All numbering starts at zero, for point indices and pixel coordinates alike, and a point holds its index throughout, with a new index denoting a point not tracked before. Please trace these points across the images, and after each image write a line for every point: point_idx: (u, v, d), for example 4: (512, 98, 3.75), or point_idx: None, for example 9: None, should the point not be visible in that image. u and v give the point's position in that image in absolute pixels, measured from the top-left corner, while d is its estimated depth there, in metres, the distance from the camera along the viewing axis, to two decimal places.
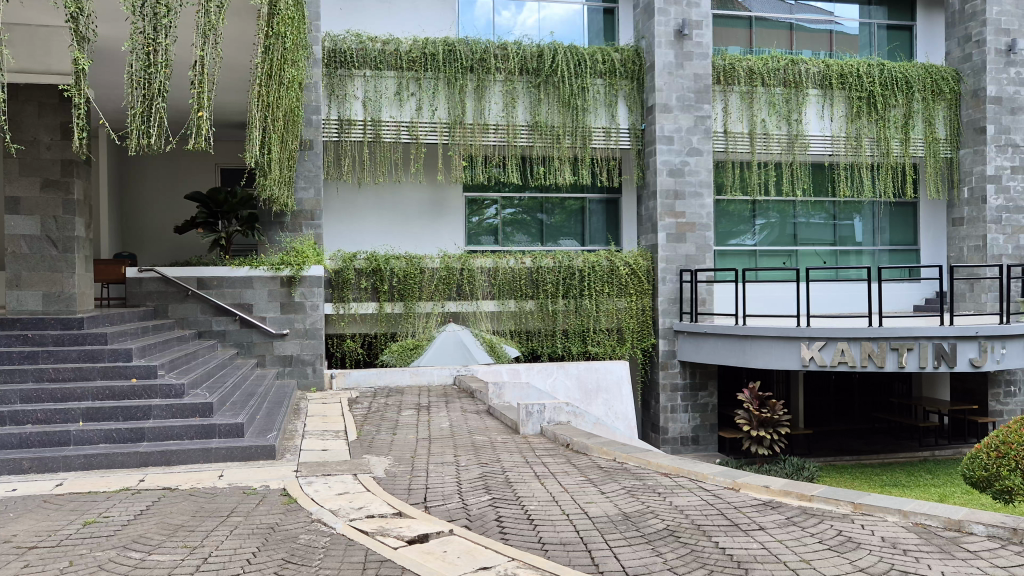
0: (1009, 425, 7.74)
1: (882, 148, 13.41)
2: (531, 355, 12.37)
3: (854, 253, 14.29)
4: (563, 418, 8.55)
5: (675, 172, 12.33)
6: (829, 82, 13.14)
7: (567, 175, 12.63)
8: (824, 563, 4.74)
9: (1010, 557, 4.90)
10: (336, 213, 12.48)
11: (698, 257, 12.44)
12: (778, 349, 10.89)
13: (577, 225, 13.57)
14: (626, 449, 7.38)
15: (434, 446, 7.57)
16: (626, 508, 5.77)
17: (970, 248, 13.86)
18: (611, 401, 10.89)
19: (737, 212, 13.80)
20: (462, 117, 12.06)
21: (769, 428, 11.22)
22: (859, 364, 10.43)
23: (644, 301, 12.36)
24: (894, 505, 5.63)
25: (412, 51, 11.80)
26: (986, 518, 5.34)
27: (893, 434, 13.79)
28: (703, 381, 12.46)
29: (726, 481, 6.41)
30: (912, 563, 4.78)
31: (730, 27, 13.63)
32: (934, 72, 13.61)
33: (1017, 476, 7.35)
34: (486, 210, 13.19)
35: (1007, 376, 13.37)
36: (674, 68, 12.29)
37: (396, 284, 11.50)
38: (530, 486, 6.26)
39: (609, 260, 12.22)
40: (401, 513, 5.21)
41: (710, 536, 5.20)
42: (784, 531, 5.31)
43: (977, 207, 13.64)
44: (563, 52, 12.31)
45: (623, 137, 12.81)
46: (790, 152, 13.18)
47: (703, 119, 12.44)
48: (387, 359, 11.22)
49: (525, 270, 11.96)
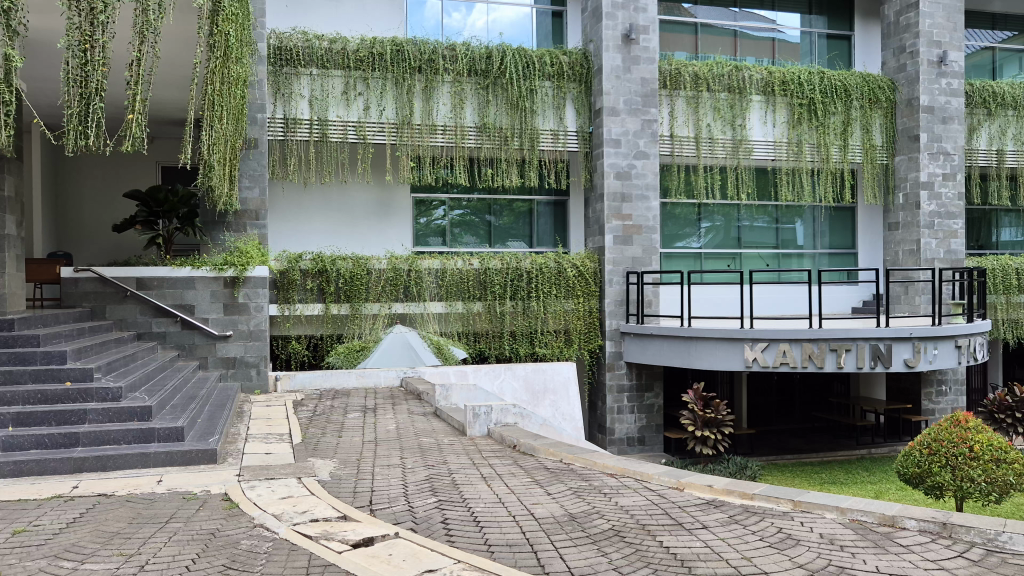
0: (939, 425, 8.21)
1: (822, 154, 13.77)
2: (479, 356, 12.34)
3: (796, 256, 14.63)
4: (509, 419, 8.59)
5: (622, 175, 12.45)
6: (771, 88, 13.40)
7: (513, 177, 12.69)
8: (765, 560, 4.84)
9: (939, 551, 5.09)
10: (281, 213, 12.30)
11: (644, 258, 12.59)
12: (722, 351, 11.05)
13: (525, 226, 13.61)
14: (572, 450, 7.45)
15: (381, 448, 7.51)
16: (572, 508, 5.81)
17: (904, 252, 14.28)
18: (558, 402, 10.93)
19: (682, 216, 13.99)
20: (410, 117, 11.97)
21: (713, 428, 11.36)
22: (800, 364, 10.68)
23: (590, 303, 12.46)
24: (832, 503, 5.79)
25: (360, 51, 11.71)
26: (917, 514, 5.55)
27: (832, 433, 14.11)
28: (649, 381, 12.60)
29: (670, 481, 6.49)
30: (848, 558, 4.91)
31: (676, 33, 13.85)
32: (870, 80, 13.99)
33: (947, 472, 7.77)
34: (434, 211, 13.12)
35: (939, 376, 13.87)
36: (621, 72, 12.42)
37: (342, 285, 11.39)
38: (476, 488, 6.26)
39: (557, 262, 12.30)
40: (345, 517, 5.15)
41: (654, 535, 5.26)
42: (727, 529, 5.41)
43: (911, 212, 14.07)
44: (512, 54, 12.33)
45: (571, 139, 12.88)
46: (734, 157, 13.43)
47: (650, 122, 12.58)
48: (333, 360, 11.10)
49: (472, 272, 11.92)
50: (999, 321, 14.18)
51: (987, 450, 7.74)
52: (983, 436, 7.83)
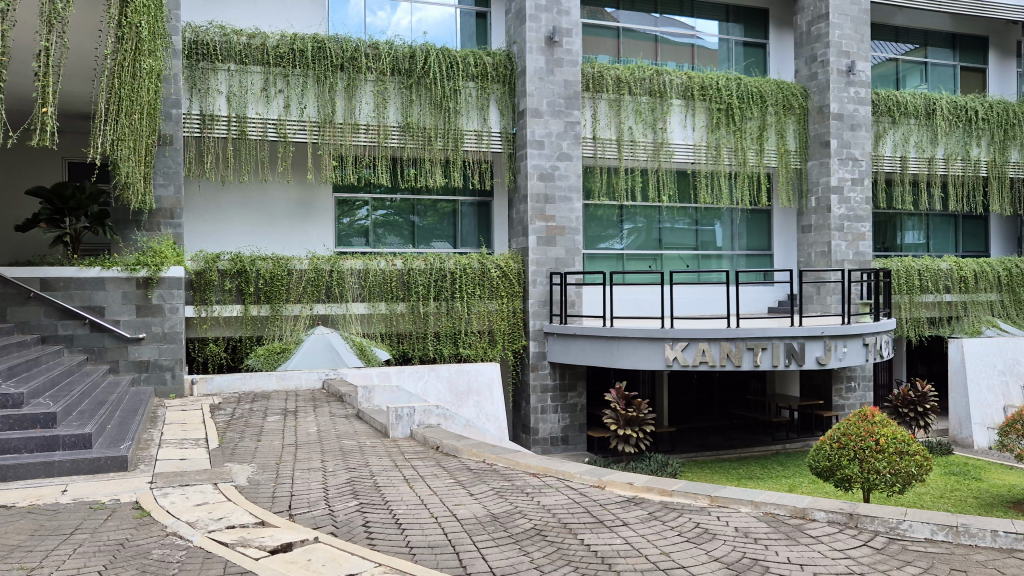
0: (848, 419, 8.51)
1: (739, 157, 14.15)
2: (402, 357, 12.23)
3: (715, 257, 15.00)
4: (432, 420, 8.56)
5: (545, 176, 12.53)
6: (691, 93, 13.72)
7: (437, 177, 12.63)
8: (682, 554, 4.95)
9: (846, 540, 5.32)
10: (198, 212, 11.96)
11: (567, 259, 12.72)
12: (644, 350, 11.22)
13: (449, 227, 13.57)
14: (494, 450, 7.47)
15: (300, 452, 7.37)
16: (495, 508, 5.82)
17: (816, 253, 14.79)
18: (482, 402, 10.93)
19: (605, 217, 14.13)
20: (332, 116, 11.80)
21: (635, 426, 11.51)
22: (718, 363, 10.94)
23: (514, 304, 12.50)
24: (746, 497, 5.97)
25: (280, 46, 11.49)
26: (826, 506, 5.77)
27: (749, 429, 14.50)
28: (572, 381, 12.72)
29: (591, 479, 6.56)
30: (761, 550, 5.07)
31: (599, 36, 14.02)
32: (784, 87, 14.45)
33: (856, 465, 8.10)
34: (357, 211, 12.95)
35: (849, 373, 14.42)
36: (545, 74, 12.51)
37: (262, 286, 11.15)
38: (398, 490, 6.21)
39: (480, 262, 12.29)
40: (263, 522, 5.03)
41: (575, 533, 5.31)
42: (646, 526, 5.50)
43: (823, 215, 14.56)
44: (435, 54, 12.28)
45: (494, 140, 12.89)
46: (655, 160, 13.68)
47: (572, 125, 12.72)
48: (251, 363, 10.86)
49: (395, 272, 11.82)
50: (903, 320, 14.85)
51: (892, 443, 8.07)
52: (888, 430, 8.15)
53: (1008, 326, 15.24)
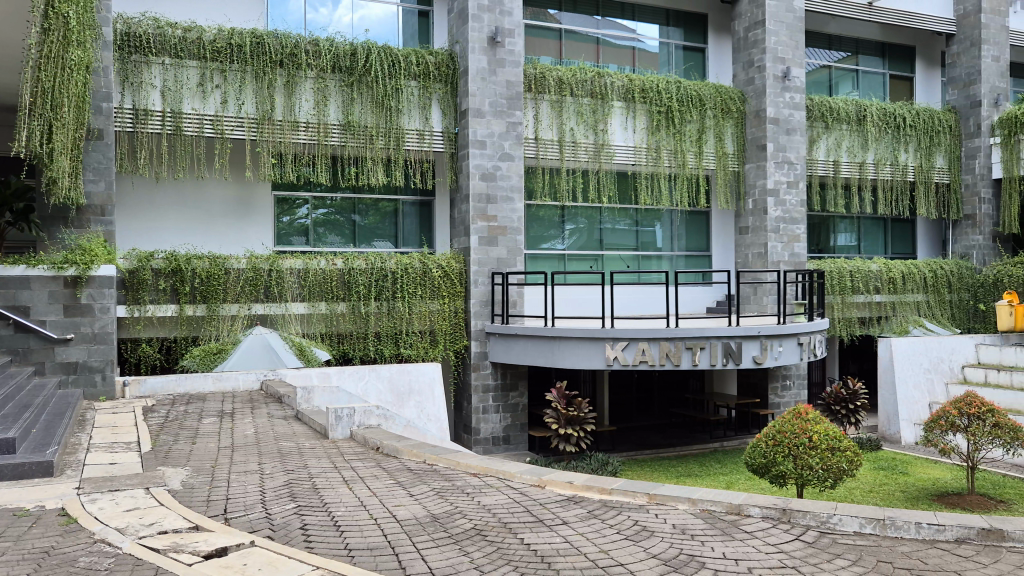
0: (783, 417, 8.71)
1: (679, 160, 14.38)
2: (342, 357, 12.10)
3: (655, 258, 15.20)
4: (372, 421, 8.48)
5: (486, 176, 12.53)
6: (632, 95, 13.88)
7: (379, 176, 12.52)
8: (621, 552, 4.99)
9: (779, 535, 5.44)
10: (130, 209, 11.63)
11: (509, 259, 12.74)
12: (584, 349, 11.30)
13: (391, 227, 13.47)
14: (435, 450, 7.44)
15: (237, 454, 7.23)
16: (435, 509, 5.79)
17: (753, 254, 15.10)
18: (423, 403, 10.88)
19: (547, 218, 14.18)
20: (271, 113, 11.61)
21: (576, 426, 11.59)
22: (657, 362, 11.09)
23: (456, 304, 12.46)
24: (683, 494, 6.07)
25: (217, 41, 11.26)
26: (760, 501, 5.90)
27: (688, 427, 14.73)
28: (514, 381, 12.74)
29: (532, 478, 6.58)
30: (698, 546, 5.15)
31: (541, 37, 14.09)
32: (722, 91, 14.72)
33: (790, 461, 8.30)
34: (297, 209, 12.77)
35: (784, 372, 14.75)
36: (487, 74, 12.51)
37: (198, 285, 10.90)
38: (337, 492, 6.14)
39: (422, 262, 12.22)
40: (197, 527, 4.91)
41: (515, 532, 5.32)
42: (586, 524, 5.54)
43: (759, 217, 14.87)
44: (377, 51, 12.19)
45: (436, 140, 12.84)
46: (596, 161, 13.78)
47: (514, 125, 12.74)
48: (187, 364, 10.62)
49: (336, 272, 11.68)
50: (836, 320, 15.27)
51: (824, 440, 8.29)
52: (820, 427, 8.40)
53: (934, 325, 15.82)
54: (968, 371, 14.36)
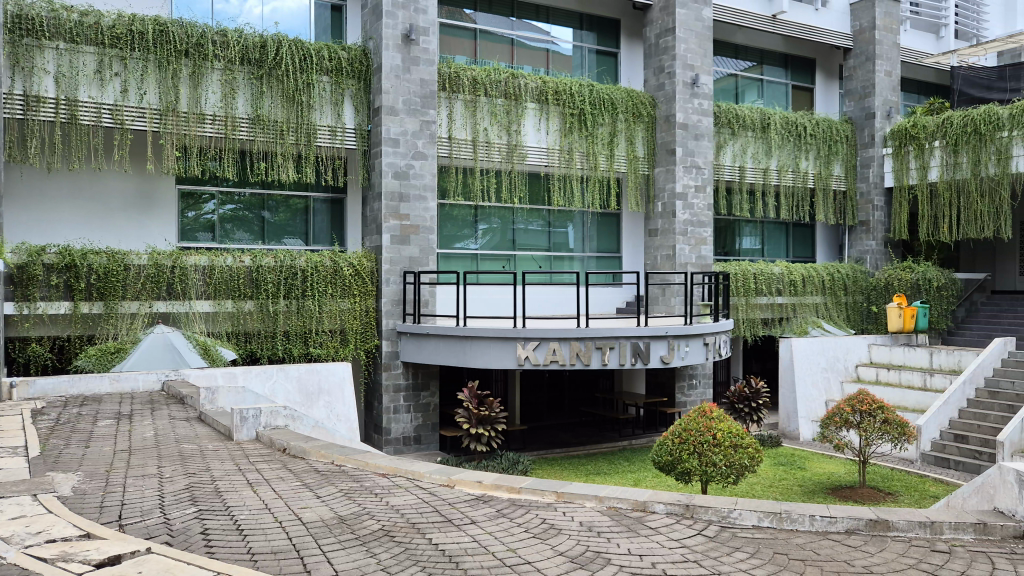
0: (689, 415, 8.95)
1: (591, 162, 14.59)
2: (249, 357, 11.79)
3: (567, 259, 15.39)
4: (279, 422, 8.30)
5: (399, 175, 12.43)
6: (545, 97, 14.00)
7: (289, 172, 12.27)
8: (528, 550, 5.03)
9: (682, 530, 5.59)
10: (20, 201, 11.04)
11: (421, 258, 12.67)
12: (495, 349, 11.33)
13: (301, 224, 13.24)
14: (343, 451, 7.34)
15: (134, 458, 6.96)
16: (342, 511, 5.70)
17: (662, 256, 15.45)
18: (332, 403, 10.72)
19: (460, 217, 14.15)
20: (175, 103, 11.21)
21: (487, 425, 11.61)
22: (568, 362, 11.22)
23: (367, 303, 12.30)
24: (590, 492, 6.15)
25: (117, 27, 10.80)
26: (664, 498, 6.05)
27: (598, 426, 14.96)
28: (425, 381, 12.67)
29: (441, 478, 6.56)
30: (603, 543, 5.23)
31: (456, 37, 14.06)
32: (634, 95, 15.01)
33: (695, 459, 8.52)
34: (203, 205, 12.40)
35: (690, 371, 15.15)
36: (401, 72, 12.42)
37: (94, 282, 10.43)
38: (240, 495, 5.98)
39: (332, 260, 12.03)
40: (89, 535, 4.70)
41: (423, 532, 5.29)
42: (493, 523, 5.56)
43: (668, 220, 15.23)
44: (287, 45, 11.94)
45: (348, 137, 12.68)
46: (509, 161, 13.84)
47: (428, 124, 12.68)
48: (81, 364, 10.16)
49: (243, 270, 11.39)
50: (740, 320, 15.77)
51: (728, 437, 8.58)
52: (724, 425, 8.67)
53: (830, 326, 16.53)
54: (861, 370, 15.03)
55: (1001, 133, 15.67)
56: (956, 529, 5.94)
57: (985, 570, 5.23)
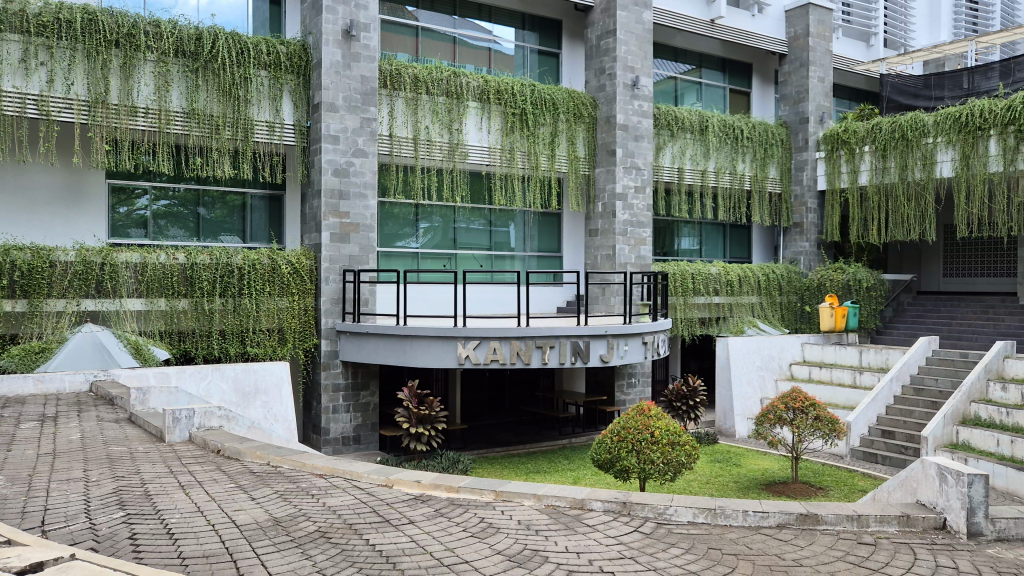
0: (627, 414, 9.07)
1: (532, 162, 14.63)
2: (182, 357, 11.52)
3: (508, 258, 15.42)
4: (213, 423, 8.13)
5: (339, 172, 12.29)
6: (487, 96, 13.99)
7: (225, 168, 12.03)
8: (466, 549, 5.03)
9: (619, 527, 5.65)
10: None
11: (361, 257, 12.54)
12: (435, 348, 11.29)
13: (238, 221, 13.00)
14: (279, 452, 7.23)
15: (59, 461, 6.74)
16: (277, 512, 5.62)
17: (602, 256, 15.61)
18: (269, 403, 10.55)
19: (401, 215, 14.06)
20: (105, 95, 10.88)
21: (427, 424, 11.55)
22: (509, 360, 11.26)
23: (306, 301, 12.14)
24: (529, 490, 6.18)
25: (43, 15, 10.44)
26: (602, 496, 6.11)
27: (538, 425, 15.02)
28: (364, 381, 12.55)
29: (379, 478, 6.52)
30: (541, 541, 5.26)
31: (397, 34, 13.97)
32: (575, 96, 15.11)
33: (633, 456, 8.62)
34: (136, 200, 12.08)
35: (630, 370, 15.33)
36: (341, 68, 12.27)
37: (18, 279, 10.04)
38: (172, 498, 5.84)
39: (270, 258, 11.83)
40: (8, 542, 4.53)
41: (360, 533, 5.25)
42: (432, 522, 5.54)
43: (608, 220, 15.39)
44: (224, 38, 11.71)
45: (287, 133, 12.48)
46: (450, 160, 13.79)
47: (369, 121, 12.58)
48: (3, 364, 9.77)
49: (177, 267, 11.14)
50: (678, 320, 16.02)
51: (665, 435, 8.71)
52: (662, 423, 8.80)
53: (766, 325, 16.90)
54: (795, 368, 15.41)
55: (927, 139, 16.22)
56: (881, 521, 6.11)
57: (908, 561, 5.40)
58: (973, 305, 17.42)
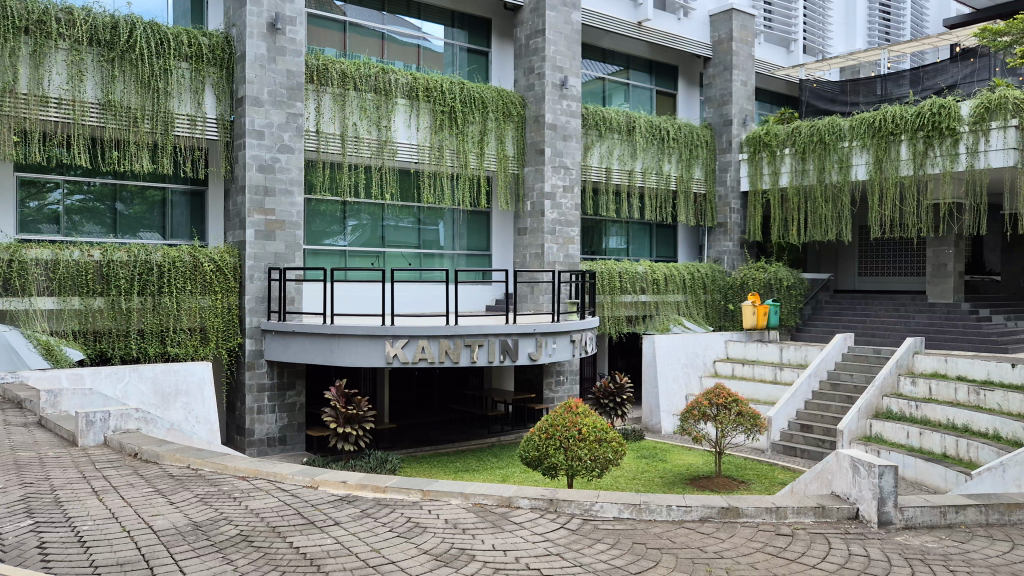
0: (555, 411, 9.13)
1: (461, 160, 14.59)
2: (99, 357, 11.11)
3: (437, 257, 15.35)
4: (131, 425, 7.87)
5: (264, 168, 12.05)
6: (415, 94, 13.91)
7: (144, 162, 11.65)
8: (392, 549, 4.99)
9: (546, 524, 5.69)
10: None
11: (287, 254, 12.32)
12: (363, 347, 11.17)
13: (158, 217, 12.62)
14: (200, 454, 7.03)
15: None
16: (197, 517, 5.47)
17: (531, 255, 15.70)
18: (191, 404, 10.28)
19: (328, 212, 13.87)
20: (13, 84, 10.40)
21: (355, 424, 11.41)
22: (437, 359, 11.23)
23: (229, 300, 11.87)
24: (457, 489, 6.17)
25: None
26: (529, 493, 6.14)
27: (467, 423, 15.02)
28: (290, 380, 12.34)
29: (304, 479, 6.41)
30: (468, 539, 5.25)
31: (324, 28, 13.76)
32: (504, 95, 15.13)
33: (561, 454, 8.69)
34: (48, 194, 11.62)
35: (558, 367, 15.45)
36: (266, 61, 12.03)
37: None
38: (84, 504, 5.62)
39: (192, 255, 11.53)
40: None
41: (283, 536, 5.16)
42: (358, 523, 5.48)
43: (537, 219, 15.49)
44: (142, 27, 11.35)
45: (209, 127, 12.16)
46: (379, 157, 13.66)
47: (295, 117, 12.36)
48: None
49: (92, 264, 10.73)
50: (606, 318, 16.23)
51: (593, 432, 8.80)
52: (589, 420, 8.89)
53: (691, 323, 17.24)
54: (719, 365, 15.78)
55: (843, 143, 16.80)
56: (798, 513, 6.28)
57: (824, 550, 5.58)
58: (885, 302, 18.12)
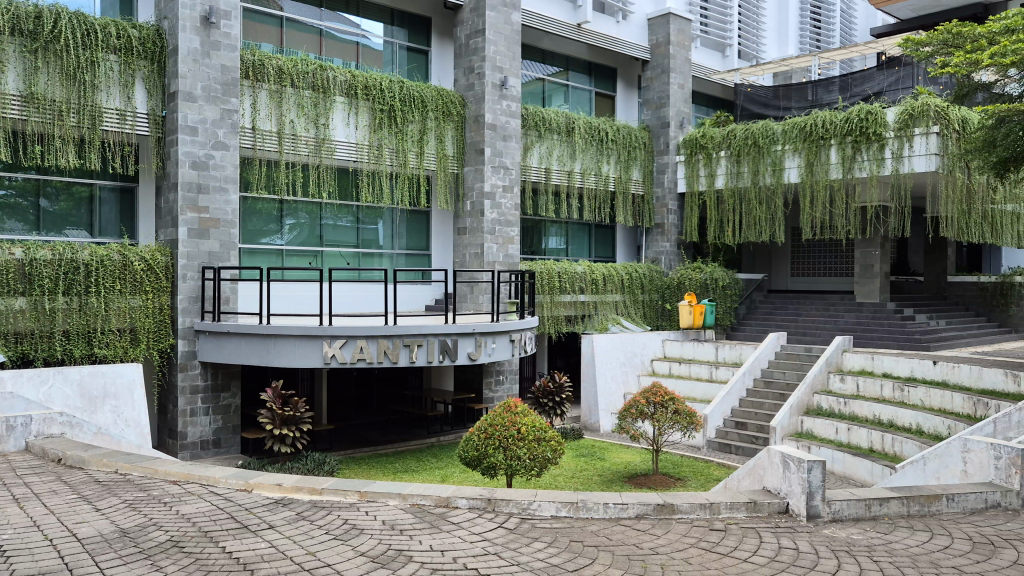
0: (494, 411, 9.14)
1: (400, 159, 14.49)
2: (21, 360, 10.69)
3: (376, 256, 15.23)
4: (54, 431, 7.60)
5: (197, 165, 11.78)
6: (354, 91, 13.78)
7: (70, 156, 11.28)
8: (328, 552, 4.93)
9: (483, 524, 5.69)
10: None
11: (221, 253, 12.07)
12: (300, 347, 11.01)
13: (85, 214, 12.22)
14: (128, 459, 6.84)
15: None
16: (125, 523, 5.32)
17: (470, 255, 15.68)
18: (120, 407, 9.98)
19: (264, 211, 13.63)
20: None
21: (292, 425, 11.24)
22: (376, 359, 11.14)
23: (160, 300, 11.58)
24: (394, 490, 6.12)
25: None
26: (467, 493, 6.12)
27: (407, 424, 14.93)
28: (225, 381, 12.10)
29: (237, 483, 6.29)
30: (405, 541, 5.22)
31: (261, 23, 13.51)
32: (444, 95, 15.08)
33: (500, 453, 8.71)
34: None
35: (498, 367, 15.47)
36: (199, 56, 11.76)
37: None
38: (4, 513, 5.42)
39: (121, 253, 11.21)
40: None
41: (215, 541, 5.05)
42: (293, 526, 5.40)
43: (476, 219, 15.48)
44: (67, 18, 11.01)
45: (140, 122, 11.82)
46: (316, 155, 13.48)
47: (230, 113, 12.12)
48: None
49: (13, 262, 10.32)
50: (545, 318, 16.33)
51: (532, 431, 8.83)
52: (528, 419, 8.93)
53: (629, 323, 17.45)
54: (656, 364, 16.01)
55: (775, 146, 17.23)
56: (731, 508, 6.41)
57: (755, 544, 5.70)
58: (816, 302, 18.63)
